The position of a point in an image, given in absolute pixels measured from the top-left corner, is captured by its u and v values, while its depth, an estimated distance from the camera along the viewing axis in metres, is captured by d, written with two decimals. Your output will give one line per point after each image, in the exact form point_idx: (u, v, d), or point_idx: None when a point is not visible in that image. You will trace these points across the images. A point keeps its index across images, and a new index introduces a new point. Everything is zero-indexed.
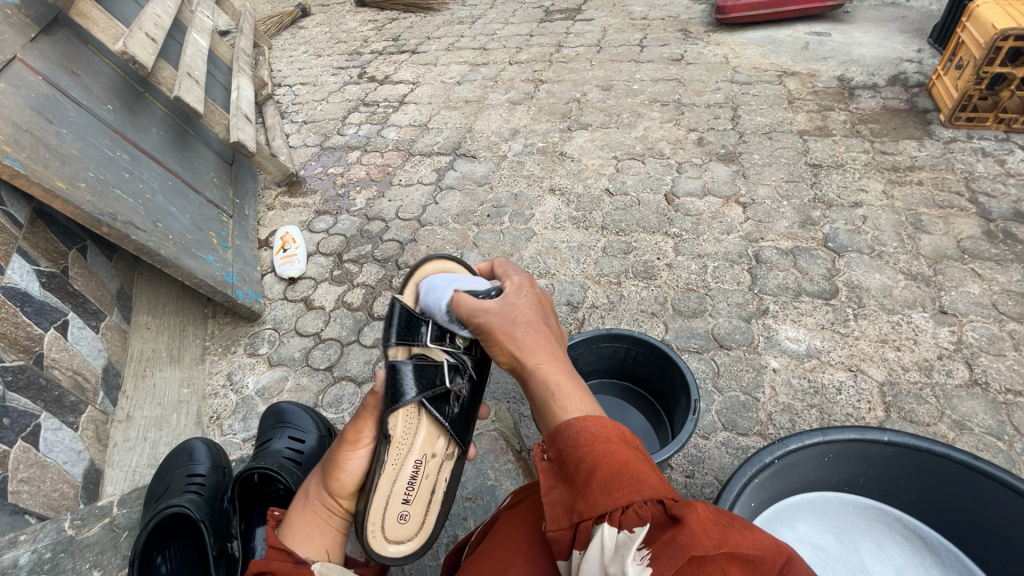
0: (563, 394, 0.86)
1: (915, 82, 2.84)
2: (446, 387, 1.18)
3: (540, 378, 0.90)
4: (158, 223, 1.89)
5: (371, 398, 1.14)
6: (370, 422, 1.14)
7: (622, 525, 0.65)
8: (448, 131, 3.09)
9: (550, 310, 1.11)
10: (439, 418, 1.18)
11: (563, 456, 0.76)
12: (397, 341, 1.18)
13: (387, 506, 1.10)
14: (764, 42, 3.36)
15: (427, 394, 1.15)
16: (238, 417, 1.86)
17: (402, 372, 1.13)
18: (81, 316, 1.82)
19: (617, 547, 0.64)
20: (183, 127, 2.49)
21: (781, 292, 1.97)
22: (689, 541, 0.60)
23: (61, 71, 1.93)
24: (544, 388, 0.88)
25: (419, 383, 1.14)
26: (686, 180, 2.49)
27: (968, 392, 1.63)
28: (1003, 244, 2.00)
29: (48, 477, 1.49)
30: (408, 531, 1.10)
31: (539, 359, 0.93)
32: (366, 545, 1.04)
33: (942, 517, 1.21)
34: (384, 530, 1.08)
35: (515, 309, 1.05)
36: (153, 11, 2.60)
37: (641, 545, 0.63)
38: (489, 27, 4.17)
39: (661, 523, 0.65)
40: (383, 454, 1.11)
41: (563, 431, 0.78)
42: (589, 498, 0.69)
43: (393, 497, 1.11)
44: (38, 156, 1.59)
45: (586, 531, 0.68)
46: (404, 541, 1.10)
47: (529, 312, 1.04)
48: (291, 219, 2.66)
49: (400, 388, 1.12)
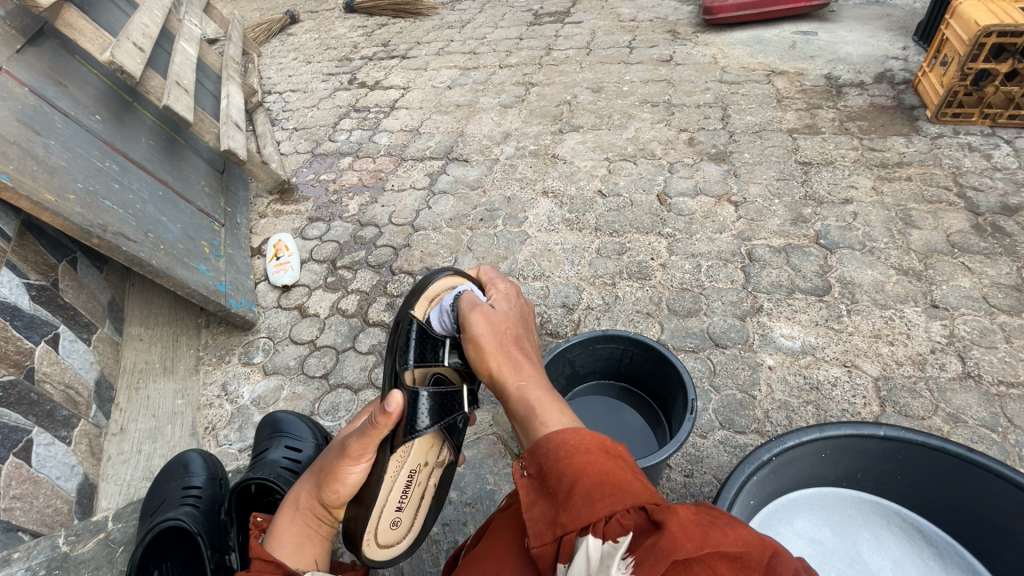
0: (543, 407, 0.87)
1: (901, 79, 2.87)
2: (462, 414, 1.16)
3: (518, 393, 0.92)
4: (149, 234, 1.88)
5: (383, 417, 1.06)
6: (377, 440, 1.07)
7: (606, 535, 0.65)
8: (439, 135, 3.09)
9: (531, 326, 1.17)
10: (448, 436, 1.17)
11: (543, 470, 0.77)
12: (412, 366, 1.14)
13: (381, 516, 1.12)
14: (751, 42, 3.39)
15: (444, 422, 1.13)
16: (233, 428, 1.84)
17: (420, 399, 1.08)
18: (72, 329, 1.80)
19: (602, 557, 0.64)
20: (172, 136, 2.48)
21: (774, 289, 1.98)
22: (671, 545, 0.60)
23: (48, 82, 1.92)
24: (525, 399, 0.90)
25: (436, 410, 1.10)
26: (678, 180, 2.50)
27: (961, 385, 1.64)
28: (992, 237, 2.03)
29: (42, 493, 1.47)
30: (398, 536, 1.15)
31: (521, 371, 0.95)
32: (360, 555, 1.08)
33: (939, 509, 1.21)
34: (376, 538, 1.11)
35: (502, 321, 1.08)
36: (140, 20, 2.59)
37: (625, 553, 0.63)
38: (479, 31, 4.18)
39: (643, 529, 0.64)
40: (385, 467, 1.09)
41: (543, 445, 0.79)
42: (571, 511, 0.69)
43: (387, 506, 1.13)
44: (25, 167, 1.58)
45: (570, 543, 0.68)
46: (394, 544, 1.15)
47: (513, 326, 1.08)
48: (284, 226, 2.65)
49: (417, 415, 1.08)
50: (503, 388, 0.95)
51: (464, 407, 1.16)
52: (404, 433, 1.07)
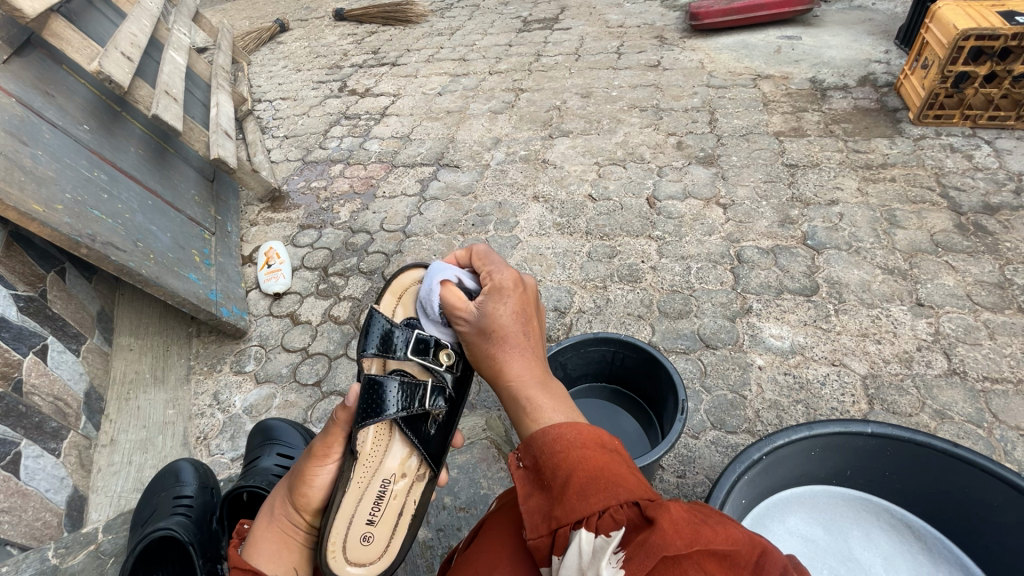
0: (535, 407, 0.88)
1: (884, 82, 2.93)
2: (424, 408, 1.16)
3: (510, 391, 0.94)
4: (138, 243, 1.87)
5: (341, 412, 1.11)
6: (340, 438, 1.12)
7: (600, 530, 0.66)
8: (430, 141, 3.11)
9: (532, 314, 1.09)
10: (412, 438, 1.15)
11: (538, 463, 0.78)
12: (372, 353, 1.16)
13: (350, 527, 1.07)
14: (738, 47, 3.43)
15: (404, 415, 1.14)
16: (225, 437, 1.83)
17: (387, 387, 1.13)
18: (62, 340, 1.79)
19: (595, 552, 0.65)
20: (161, 144, 2.47)
21: (763, 290, 2.00)
22: (661, 542, 0.60)
23: (34, 91, 1.91)
24: (511, 403, 0.92)
25: (403, 398, 1.14)
26: (667, 184, 2.53)
27: (947, 381, 1.66)
28: (975, 235, 2.06)
29: (30, 506, 1.45)
30: (370, 554, 1.07)
31: (509, 370, 0.97)
32: (325, 567, 1.02)
33: (928, 505, 1.23)
34: (346, 552, 1.06)
35: (487, 323, 1.05)
36: (129, 29, 2.59)
37: (616, 548, 0.63)
38: (468, 38, 4.21)
39: (635, 525, 0.65)
40: (349, 472, 1.09)
41: (539, 439, 0.80)
42: (566, 505, 0.70)
43: (357, 517, 1.08)
44: (13, 179, 1.56)
45: (564, 536, 0.69)
46: (364, 566, 1.06)
47: (503, 327, 1.03)
48: (275, 234, 2.65)
49: (383, 402, 1.12)
50: (497, 384, 0.98)
51: (426, 404, 1.16)
52: (358, 422, 1.10)
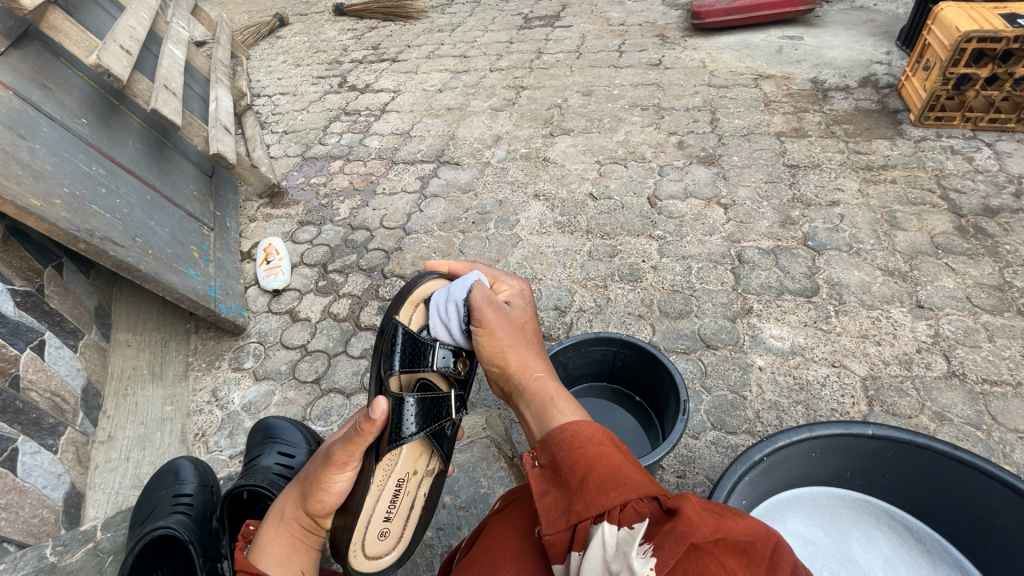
0: (561, 399, 0.91)
1: (885, 83, 2.93)
2: (449, 419, 1.19)
3: (537, 384, 0.95)
4: (137, 238, 1.86)
5: (367, 424, 1.05)
6: (362, 448, 1.07)
7: (622, 522, 0.66)
8: (430, 138, 3.09)
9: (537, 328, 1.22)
10: (436, 445, 1.19)
11: (556, 460, 0.78)
12: (398, 371, 1.16)
13: (368, 526, 1.12)
14: (740, 47, 3.42)
15: (431, 428, 1.16)
16: (223, 434, 1.82)
17: (406, 405, 1.11)
18: (58, 336, 1.77)
19: (619, 545, 0.64)
20: (160, 139, 2.45)
21: (764, 291, 2.00)
22: (688, 529, 0.61)
23: (32, 85, 1.89)
24: (541, 392, 0.93)
25: (423, 418, 1.14)
26: (668, 183, 2.52)
27: (946, 383, 1.67)
28: (974, 239, 2.07)
29: (27, 503, 1.44)
30: (387, 546, 1.15)
31: (537, 366, 1.00)
32: (347, 565, 1.07)
33: (926, 506, 1.24)
34: (365, 549, 1.11)
35: (518, 320, 1.11)
36: (127, 22, 2.57)
37: (642, 540, 0.63)
38: (469, 34, 4.19)
39: (658, 518, 0.65)
40: (370, 477, 1.10)
41: (556, 436, 0.81)
42: (586, 498, 0.70)
43: (375, 516, 1.13)
44: (11, 172, 1.55)
45: (585, 530, 0.68)
46: (383, 555, 1.15)
47: (529, 321, 1.13)
48: (274, 230, 2.63)
49: (403, 421, 1.11)
50: (522, 376, 0.98)
51: (451, 413, 1.20)
52: (389, 441, 1.09)
